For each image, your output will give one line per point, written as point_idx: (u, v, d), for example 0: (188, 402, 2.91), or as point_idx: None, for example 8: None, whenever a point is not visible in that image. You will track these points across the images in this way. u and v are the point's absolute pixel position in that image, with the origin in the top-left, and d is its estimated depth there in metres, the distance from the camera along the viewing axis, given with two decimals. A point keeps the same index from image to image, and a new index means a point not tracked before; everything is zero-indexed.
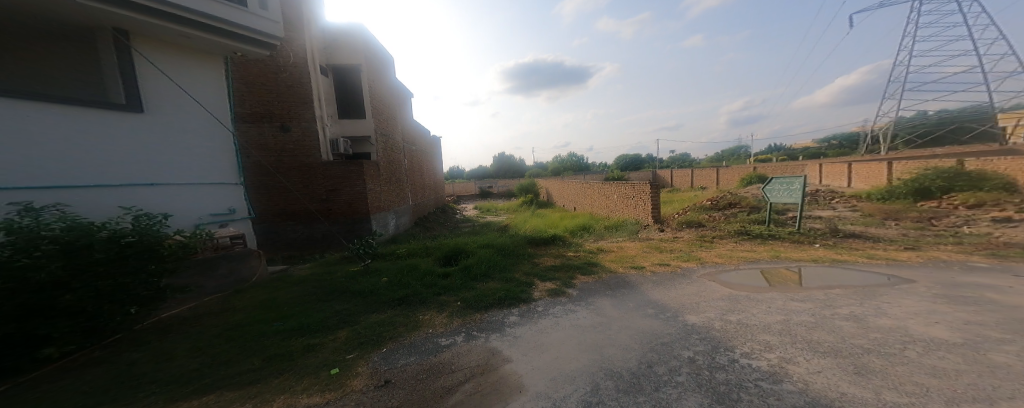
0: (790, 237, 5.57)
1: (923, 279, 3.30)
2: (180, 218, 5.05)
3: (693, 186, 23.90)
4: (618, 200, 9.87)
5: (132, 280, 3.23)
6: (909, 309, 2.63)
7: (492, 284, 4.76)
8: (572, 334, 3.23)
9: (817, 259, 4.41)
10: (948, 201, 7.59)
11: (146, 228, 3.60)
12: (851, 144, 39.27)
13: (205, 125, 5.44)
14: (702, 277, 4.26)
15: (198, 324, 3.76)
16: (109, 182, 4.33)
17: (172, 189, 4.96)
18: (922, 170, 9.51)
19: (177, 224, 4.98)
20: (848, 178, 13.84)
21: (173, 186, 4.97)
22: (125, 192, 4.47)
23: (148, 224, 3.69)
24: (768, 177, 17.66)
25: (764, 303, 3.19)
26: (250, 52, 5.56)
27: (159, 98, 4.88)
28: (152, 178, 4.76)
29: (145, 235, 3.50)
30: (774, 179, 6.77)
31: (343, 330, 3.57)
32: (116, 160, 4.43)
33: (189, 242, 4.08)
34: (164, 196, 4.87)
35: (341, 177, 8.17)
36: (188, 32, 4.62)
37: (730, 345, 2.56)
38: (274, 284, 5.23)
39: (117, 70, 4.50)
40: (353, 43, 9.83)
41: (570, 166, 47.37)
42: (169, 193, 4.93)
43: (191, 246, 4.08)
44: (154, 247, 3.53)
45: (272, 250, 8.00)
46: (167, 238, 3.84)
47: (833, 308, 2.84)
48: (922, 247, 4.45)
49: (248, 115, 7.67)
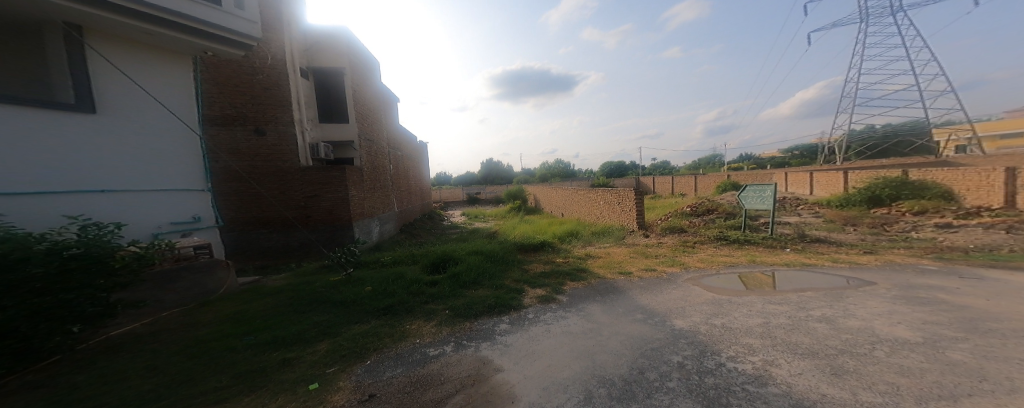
0: (763, 242, 5.88)
1: (883, 281, 3.58)
2: (137, 227, 4.67)
3: (672, 192, 24.79)
4: (603, 207, 10.10)
5: (76, 295, 2.97)
6: (874, 310, 2.83)
7: (481, 291, 4.70)
8: (563, 341, 3.24)
9: (789, 263, 4.67)
10: (897, 208, 8.26)
11: (95, 239, 3.33)
12: (810, 154, 42.18)
13: (168, 128, 5.08)
14: (687, 281, 4.41)
15: (158, 341, 3.46)
16: (53, 190, 3.93)
17: (128, 196, 4.58)
18: (873, 179, 10.32)
19: (133, 234, 4.61)
20: (811, 186, 14.79)
21: (129, 193, 4.59)
22: (72, 200, 4.08)
23: (98, 235, 3.41)
24: (739, 185, 18.63)
25: (745, 305, 3.34)
26: (222, 52, 5.27)
27: (117, 99, 4.50)
28: (105, 184, 4.38)
29: (93, 247, 3.25)
30: (747, 187, 7.14)
31: (324, 343, 3.41)
32: (63, 166, 4.02)
33: (145, 253, 3.81)
34: (118, 203, 4.49)
35: (320, 182, 7.86)
36: (152, 29, 4.30)
37: (716, 349, 2.65)
38: (247, 296, 4.92)
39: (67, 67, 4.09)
40: (335, 45, 9.55)
41: (553, 173, 47.90)
42: (124, 201, 4.55)
43: (147, 258, 3.81)
44: (102, 259, 3.26)
45: (243, 259, 7.54)
46: (119, 249, 3.56)
47: (808, 310, 3.02)
48: (879, 250, 4.83)
49: (219, 118, 7.21)
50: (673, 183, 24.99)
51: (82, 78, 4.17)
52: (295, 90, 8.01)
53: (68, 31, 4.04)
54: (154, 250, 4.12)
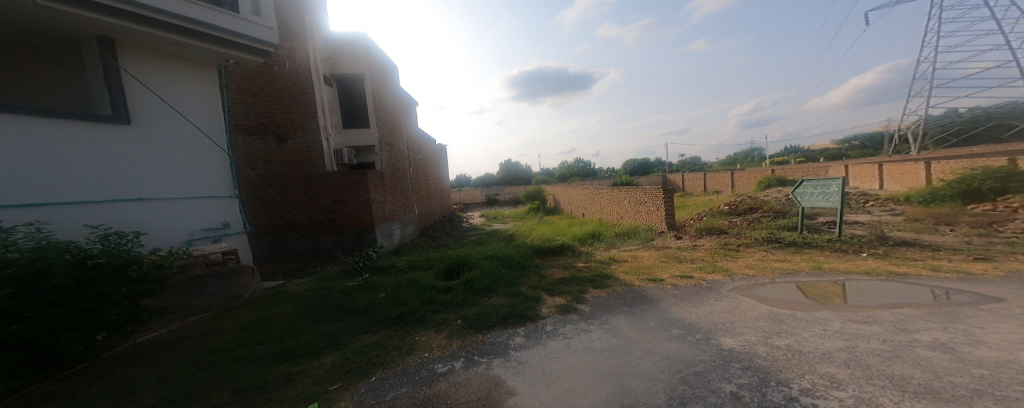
0: (829, 245, 4.97)
1: (1014, 296, 2.73)
2: (168, 234, 4.82)
3: (707, 190, 23.06)
4: (629, 206, 9.35)
5: (96, 303, 2.85)
6: (1012, 337, 2.11)
7: (496, 299, 4.33)
8: (585, 360, 2.78)
9: (868, 271, 3.83)
10: (1005, 203, 6.78)
11: (116, 249, 3.27)
12: (874, 145, 37.70)
13: (195, 135, 5.27)
14: (733, 291, 3.75)
15: (173, 346, 3.44)
16: (88, 198, 4.08)
17: (161, 204, 4.77)
18: (967, 170, 8.67)
19: (167, 241, 4.80)
20: (881, 180, 12.92)
21: (162, 201, 4.78)
22: (105, 208, 4.23)
23: (118, 244, 3.37)
24: (788, 180, 16.83)
25: (816, 324, 2.67)
26: (243, 59, 5.43)
27: (148, 110, 4.72)
28: (140, 193, 4.56)
29: (114, 256, 3.16)
30: (805, 181, 6.14)
31: (331, 355, 3.19)
32: (100, 175, 4.21)
33: (165, 261, 3.72)
34: (150, 211, 4.64)
35: (345, 187, 7.99)
36: (176, 39, 4.48)
37: (784, 378, 2.07)
38: (267, 301, 4.91)
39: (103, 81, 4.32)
40: (357, 53, 9.80)
41: (579, 173, 46.80)
42: (158, 209, 4.73)
43: (167, 265, 3.72)
44: (124, 267, 3.20)
45: (273, 264, 7.75)
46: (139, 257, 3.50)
47: (910, 333, 2.33)
48: (995, 257, 3.82)
49: (252, 126, 7.53)
50: (708, 181, 23.23)
51: (116, 91, 4.39)
52: (320, 97, 8.23)
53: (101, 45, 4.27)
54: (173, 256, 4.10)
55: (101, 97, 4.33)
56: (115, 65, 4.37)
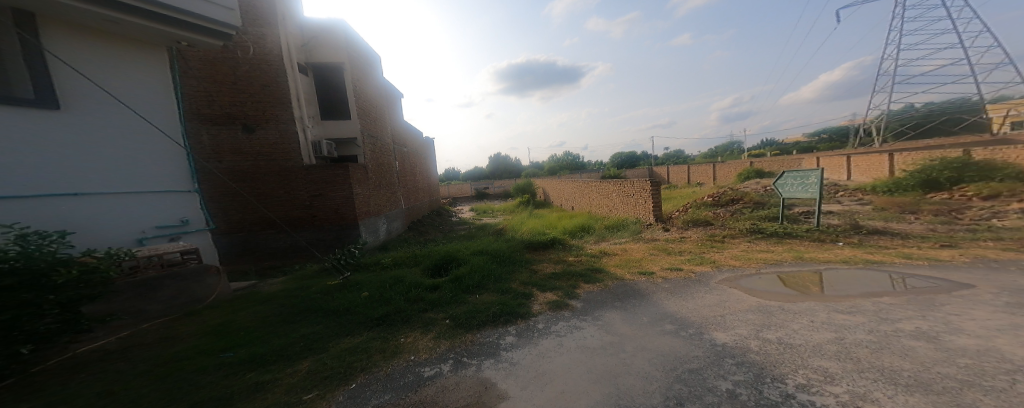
0: (809, 235, 5.12)
1: (983, 283, 2.85)
2: (112, 233, 4.45)
3: (689, 182, 23.64)
4: (617, 199, 9.40)
5: (15, 314, 2.50)
6: (986, 324, 2.18)
7: (486, 297, 4.21)
8: (578, 359, 2.72)
9: (847, 260, 3.95)
10: (961, 192, 7.20)
11: (38, 251, 2.87)
12: (840, 138, 39.70)
13: (141, 125, 4.84)
14: (721, 283, 3.78)
15: (126, 356, 3.12)
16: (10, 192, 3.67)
17: (103, 200, 4.38)
18: (927, 161, 9.17)
19: (112, 240, 4.43)
20: (849, 170, 13.58)
21: (104, 196, 4.39)
22: (32, 203, 3.82)
23: (41, 246, 2.96)
24: (765, 173, 17.44)
25: (803, 315, 2.71)
26: (198, 41, 5.06)
27: (83, 95, 4.26)
28: (76, 187, 4.16)
29: (36, 259, 2.77)
30: (785, 172, 6.29)
31: (307, 361, 2.98)
32: (24, 167, 3.79)
33: (106, 264, 3.32)
34: (90, 207, 4.25)
35: (324, 181, 7.63)
36: (114, 16, 4.04)
37: (778, 374, 2.06)
38: (238, 303, 4.60)
39: (22, 60, 3.83)
40: (334, 40, 9.29)
41: (564, 166, 46.89)
42: (99, 205, 4.34)
43: (110, 269, 3.33)
44: (46, 273, 2.75)
45: (245, 264, 7.29)
46: (70, 259, 3.10)
47: (893, 322, 2.37)
48: (960, 244, 4.02)
49: (218, 116, 6.99)
50: (690, 173, 23.77)
51: (40, 71, 3.92)
52: (294, 87, 7.79)
53: (17, 19, 3.77)
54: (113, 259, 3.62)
55: (22, 78, 3.83)
56: (35, 42, 3.88)
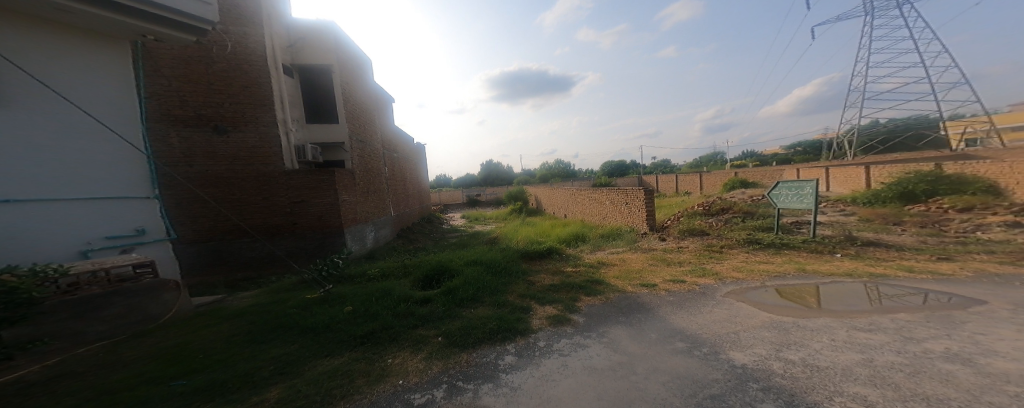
0: (805, 246, 5.10)
1: (995, 299, 2.80)
2: (45, 245, 3.93)
3: (676, 191, 24.05)
4: (610, 207, 9.28)
5: None
6: (1017, 344, 2.08)
7: (481, 311, 3.92)
8: (586, 383, 2.46)
9: (851, 272, 3.89)
10: (938, 204, 7.48)
11: None
12: (813, 151, 41.69)
13: (92, 125, 4.32)
14: (728, 296, 3.64)
15: (54, 387, 2.65)
16: None
17: (39, 207, 3.90)
18: (903, 174, 9.54)
19: (45, 251, 3.93)
20: (827, 182, 14.07)
21: (40, 202, 3.91)
22: None
23: None
24: (749, 183, 17.91)
25: (822, 333, 2.56)
26: (167, 36, 4.59)
27: (22, 90, 3.77)
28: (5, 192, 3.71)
29: None
30: (780, 183, 6.35)
31: (277, 388, 2.61)
32: None
33: (22, 286, 2.83)
34: (22, 214, 3.78)
35: (307, 186, 7.20)
36: (67, 5, 3.63)
37: (812, 402, 1.88)
38: (200, 320, 4.12)
39: None
40: (323, 41, 8.89)
41: (553, 173, 47.06)
42: (33, 212, 3.86)
43: (26, 291, 2.83)
44: None
45: (211, 272, 6.68)
46: None
47: (919, 341, 2.25)
48: (956, 257, 4.04)
49: (191, 117, 6.43)
50: (677, 181, 24.19)
51: None
52: (278, 88, 7.35)
53: None
54: (38, 277, 3.15)
55: None
56: None
